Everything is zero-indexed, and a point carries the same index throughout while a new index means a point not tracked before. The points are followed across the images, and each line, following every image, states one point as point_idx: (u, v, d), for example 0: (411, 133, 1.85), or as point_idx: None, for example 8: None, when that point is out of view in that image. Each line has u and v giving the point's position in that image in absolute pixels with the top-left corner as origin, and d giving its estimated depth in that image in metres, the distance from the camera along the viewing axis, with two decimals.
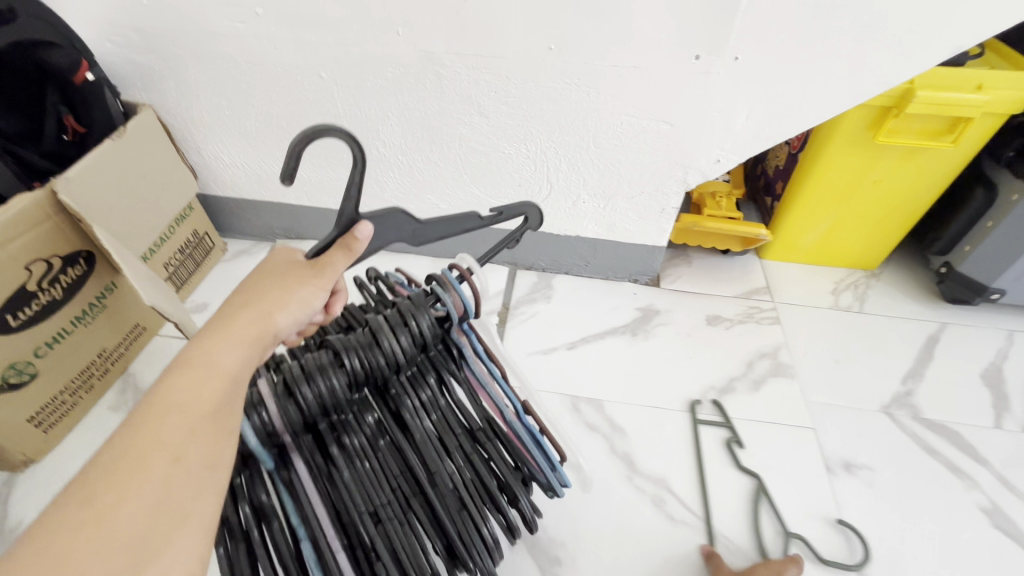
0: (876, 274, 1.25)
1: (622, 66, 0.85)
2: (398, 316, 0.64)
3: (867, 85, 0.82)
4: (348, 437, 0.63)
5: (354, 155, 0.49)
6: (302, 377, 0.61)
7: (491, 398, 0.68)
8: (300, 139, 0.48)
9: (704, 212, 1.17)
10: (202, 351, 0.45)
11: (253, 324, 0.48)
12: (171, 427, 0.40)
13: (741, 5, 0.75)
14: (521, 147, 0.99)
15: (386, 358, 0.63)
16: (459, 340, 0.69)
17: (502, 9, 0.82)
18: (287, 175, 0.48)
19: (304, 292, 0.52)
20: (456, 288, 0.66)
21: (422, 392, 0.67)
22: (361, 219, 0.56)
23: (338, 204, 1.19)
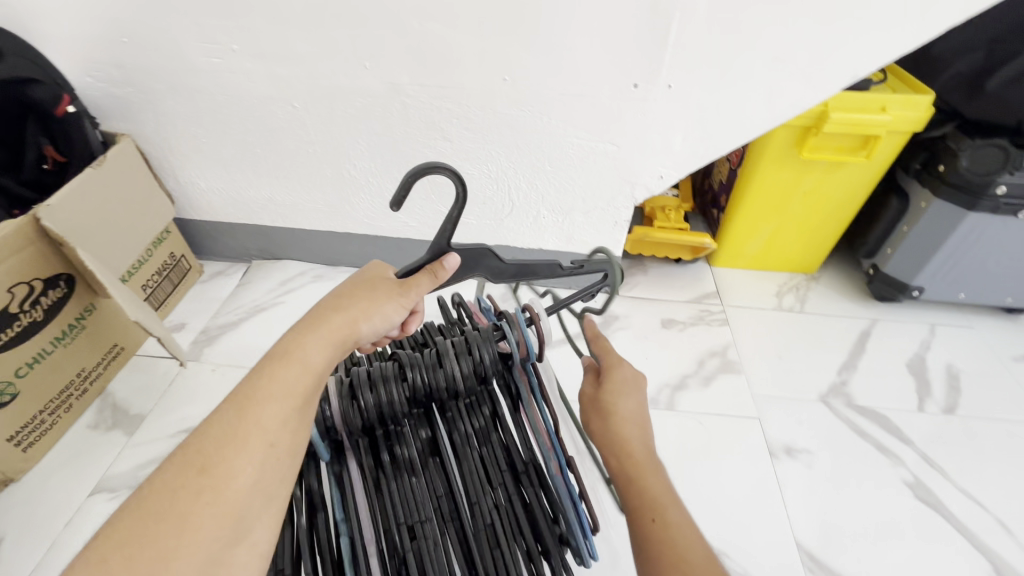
0: (816, 277, 1.36)
1: (569, 95, 0.95)
2: (465, 344, 0.67)
3: (784, 108, 0.93)
4: (400, 448, 0.65)
5: (457, 191, 0.52)
6: (367, 382, 0.64)
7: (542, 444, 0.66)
8: (413, 173, 0.50)
9: (655, 224, 1.27)
10: (296, 348, 0.51)
11: (342, 328, 0.54)
12: (268, 417, 0.47)
13: (669, 41, 0.86)
14: (482, 168, 1.08)
15: (447, 382, 0.65)
16: (520, 379, 0.70)
17: (459, 46, 0.90)
18: (396, 204, 0.51)
19: (388, 307, 0.57)
20: (523, 327, 0.68)
21: (476, 420, 0.68)
22: (450, 249, 0.61)
23: (312, 225, 1.25)
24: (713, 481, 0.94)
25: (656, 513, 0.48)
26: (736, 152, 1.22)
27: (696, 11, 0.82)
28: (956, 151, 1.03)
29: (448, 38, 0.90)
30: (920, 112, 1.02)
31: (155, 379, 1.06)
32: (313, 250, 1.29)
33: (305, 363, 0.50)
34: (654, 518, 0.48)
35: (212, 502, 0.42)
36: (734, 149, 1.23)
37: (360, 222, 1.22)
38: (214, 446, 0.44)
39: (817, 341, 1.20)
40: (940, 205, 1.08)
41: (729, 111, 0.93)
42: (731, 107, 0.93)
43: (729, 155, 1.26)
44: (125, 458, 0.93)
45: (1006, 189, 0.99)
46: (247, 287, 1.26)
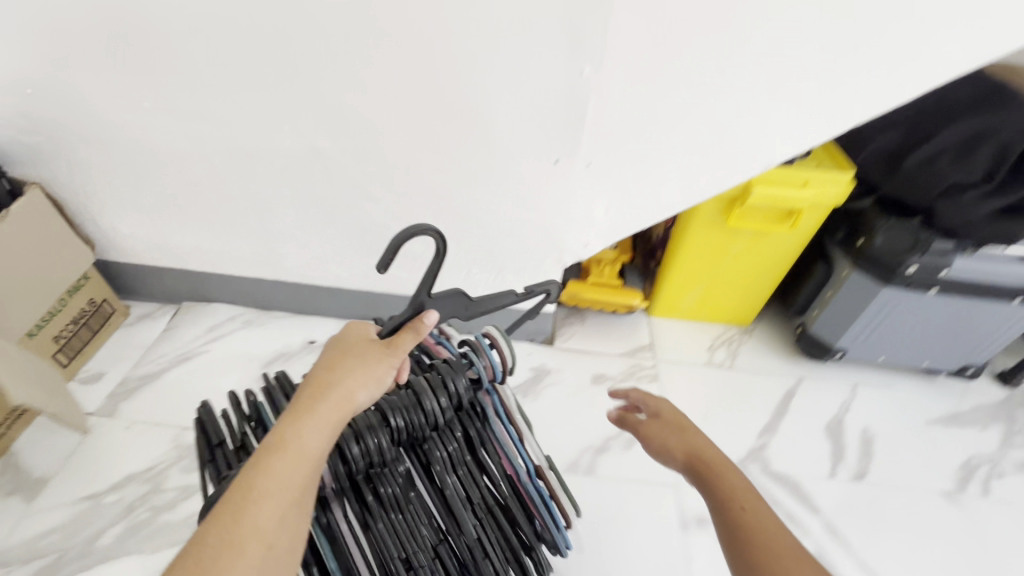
0: (749, 330, 1.38)
1: (493, 166, 0.94)
2: (439, 378, 0.77)
3: (702, 189, 0.93)
4: (384, 487, 0.72)
5: (440, 249, 0.64)
6: (349, 437, 0.71)
7: (510, 457, 0.77)
8: (401, 236, 0.61)
9: (588, 279, 1.27)
10: (293, 436, 0.55)
11: (335, 404, 0.58)
12: (264, 515, 0.50)
13: (586, 122, 0.85)
14: (410, 227, 1.07)
15: (427, 417, 0.75)
16: (483, 399, 0.81)
17: (378, 115, 0.89)
18: (385, 264, 0.62)
19: (378, 369, 0.62)
20: (487, 351, 0.81)
21: (450, 446, 0.77)
22: (427, 306, 0.69)
23: (241, 271, 1.22)
24: (625, 554, 0.95)
25: (746, 502, 0.60)
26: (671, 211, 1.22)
27: (612, 96, 0.82)
28: (873, 228, 1.05)
29: (366, 107, 0.88)
30: (855, 176, 1.08)
31: (61, 439, 1.02)
32: (244, 294, 1.27)
33: (302, 450, 0.55)
34: (744, 506, 0.60)
35: None
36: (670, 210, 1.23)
37: (291, 271, 1.20)
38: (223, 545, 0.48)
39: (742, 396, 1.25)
40: (859, 277, 1.11)
41: (650, 187, 0.94)
42: (651, 184, 0.94)
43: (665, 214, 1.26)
44: (23, 527, 0.91)
45: (916, 269, 1.02)
46: (172, 333, 1.23)
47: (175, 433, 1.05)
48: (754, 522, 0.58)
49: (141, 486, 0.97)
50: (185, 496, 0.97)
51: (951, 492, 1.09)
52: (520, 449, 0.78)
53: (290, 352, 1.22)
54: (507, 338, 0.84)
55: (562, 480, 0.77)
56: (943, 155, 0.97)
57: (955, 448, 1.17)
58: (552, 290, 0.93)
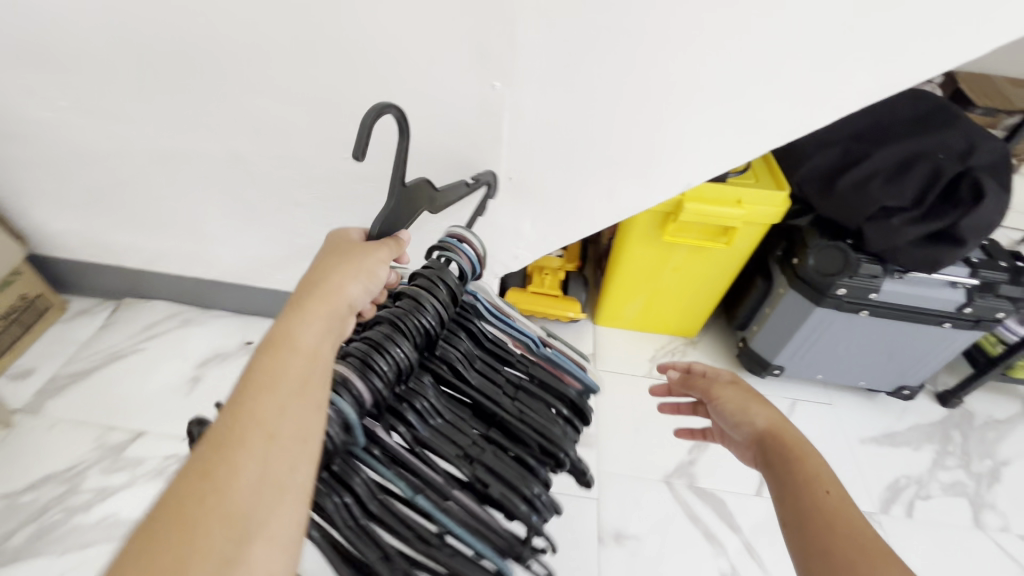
0: (694, 342, 1.38)
1: (415, 176, 0.93)
2: (427, 279, 0.61)
3: (626, 207, 0.92)
4: (420, 401, 0.56)
5: (402, 120, 0.55)
6: (367, 349, 0.54)
7: (510, 334, 0.66)
8: (368, 118, 0.51)
9: (529, 287, 1.27)
10: (287, 324, 0.42)
11: (330, 289, 0.45)
12: (272, 396, 0.38)
13: (504, 137, 0.84)
14: (340, 233, 1.06)
15: (436, 317, 0.59)
16: (467, 298, 0.67)
17: (294, 122, 0.88)
18: (360, 152, 0.50)
19: (367, 262, 0.49)
20: (460, 247, 0.67)
21: (463, 344, 0.63)
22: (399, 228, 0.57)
23: (178, 270, 1.21)
24: None
25: (828, 485, 0.51)
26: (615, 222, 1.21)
27: (527, 113, 0.81)
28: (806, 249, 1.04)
29: (282, 114, 0.87)
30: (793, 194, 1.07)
31: None
32: (183, 292, 1.26)
33: (299, 338, 0.41)
34: (828, 491, 0.51)
35: (223, 504, 0.33)
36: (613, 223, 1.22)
37: (227, 272, 1.19)
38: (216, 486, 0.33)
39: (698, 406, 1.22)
40: (795, 295, 1.10)
41: (574, 202, 0.93)
42: (575, 199, 0.92)
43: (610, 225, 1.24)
44: None
45: (845, 291, 1.02)
46: (109, 330, 1.22)
47: (98, 433, 1.05)
48: (833, 510, 0.49)
49: (58, 487, 0.98)
50: (101, 498, 0.97)
51: (875, 514, 1.09)
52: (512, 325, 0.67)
53: (226, 352, 1.21)
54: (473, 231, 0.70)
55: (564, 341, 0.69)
56: (877, 177, 0.96)
57: (886, 469, 1.17)
58: (491, 185, 0.87)
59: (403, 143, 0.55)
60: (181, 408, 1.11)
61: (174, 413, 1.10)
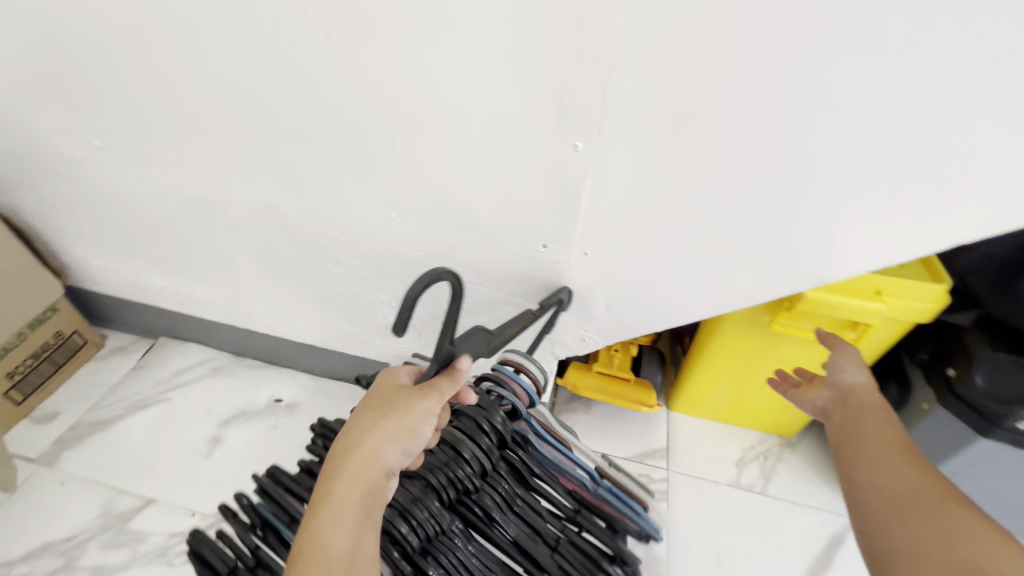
0: (792, 443, 1.13)
1: (469, 244, 0.77)
2: (470, 424, 0.64)
3: (730, 299, 0.72)
4: (445, 556, 0.59)
5: (456, 289, 0.51)
6: (395, 513, 0.59)
7: (566, 471, 0.68)
8: (415, 289, 0.47)
9: (594, 366, 1.07)
10: (323, 524, 0.45)
11: (363, 465, 0.46)
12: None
13: (582, 208, 0.67)
14: (380, 295, 0.92)
15: (471, 468, 0.62)
16: (519, 427, 0.69)
17: (334, 176, 0.75)
18: (401, 327, 0.48)
19: (406, 420, 0.48)
20: (516, 378, 0.70)
21: (503, 487, 0.64)
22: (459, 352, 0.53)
23: (212, 316, 1.12)
24: None
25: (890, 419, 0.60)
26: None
27: (614, 183, 0.63)
28: (971, 362, 0.80)
29: (322, 167, 0.74)
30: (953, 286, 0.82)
31: None
32: (217, 338, 1.17)
33: (330, 542, 0.44)
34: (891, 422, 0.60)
35: None
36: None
37: (260, 323, 1.08)
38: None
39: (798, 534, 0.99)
40: (945, 415, 0.85)
41: (664, 288, 0.74)
42: (664, 285, 0.73)
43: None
44: None
45: None
46: (138, 373, 1.15)
47: (107, 497, 0.96)
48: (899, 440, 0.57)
49: (55, 560, 0.89)
50: None
51: None
52: (569, 456, 0.68)
53: (251, 411, 1.10)
54: (530, 357, 0.73)
55: (626, 471, 0.70)
56: None
57: None
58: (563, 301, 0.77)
59: (456, 308, 0.51)
60: (196, 475, 1.00)
61: (188, 480, 0.99)
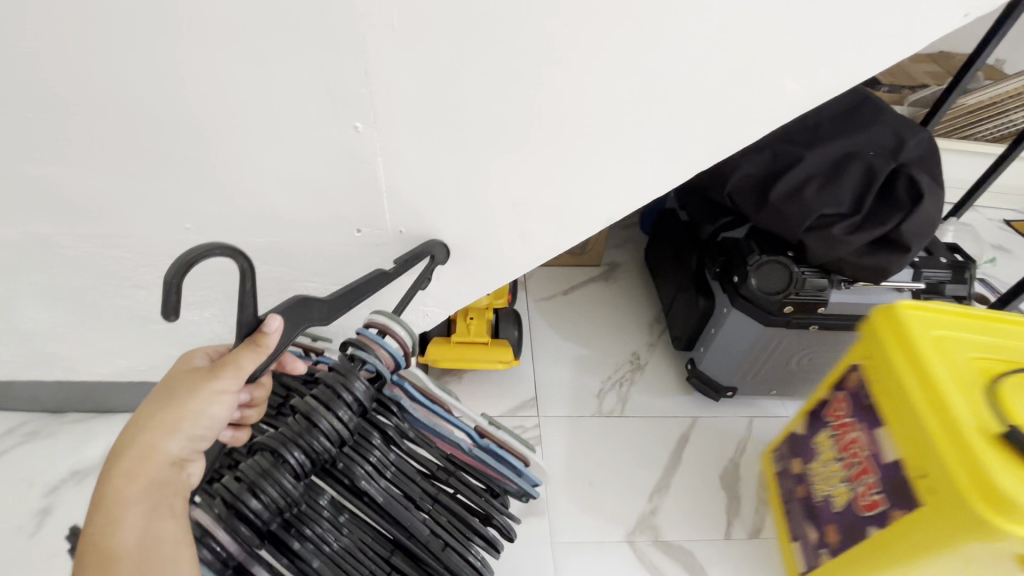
0: (642, 365, 1.28)
1: (283, 242, 0.75)
2: (327, 393, 0.65)
3: (544, 252, 0.79)
4: (310, 526, 0.65)
5: (241, 267, 0.50)
6: (244, 491, 0.62)
7: (445, 435, 0.74)
8: (175, 273, 0.46)
9: (452, 337, 1.12)
10: (104, 525, 0.47)
11: (142, 457, 0.50)
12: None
13: (383, 187, 0.68)
14: (205, 313, 0.86)
15: (329, 438, 0.65)
16: (394, 394, 0.74)
17: (106, 193, 0.68)
18: (170, 311, 0.46)
19: (193, 404, 0.52)
20: (381, 343, 0.71)
21: (371, 456, 0.69)
22: (268, 313, 0.55)
23: (6, 375, 0.96)
24: None
25: None
26: (869, 484, 0.81)
27: (405, 160, 0.66)
28: (749, 266, 0.95)
29: (89, 184, 0.67)
30: None
31: None
32: (23, 399, 1.01)
33: (114, 541, 0.47)
34: None
35: None
36: (867, 484, 0.81)
37: (71, 370, 0.95)
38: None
39: (653, 441, 1.13)
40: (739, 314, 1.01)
41: (483, 251, 0.78)
42: (483, 249, 0.78)
43: (853, 480, 0.84)
44: None
45: (793, 308, 0.95)
46: None
47: None
48: None
49: None
50: None
51: None
52: (448, 421, 0.74)
53: (85, 468, 0.98)
54: (396, 319, 0.72)
55: (505, 429, 0.75)
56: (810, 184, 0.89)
57: None
58: (438, 253, 0.75)
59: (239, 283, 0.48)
60: (23, 556, 0.88)
61: (12, 565, 0.87)
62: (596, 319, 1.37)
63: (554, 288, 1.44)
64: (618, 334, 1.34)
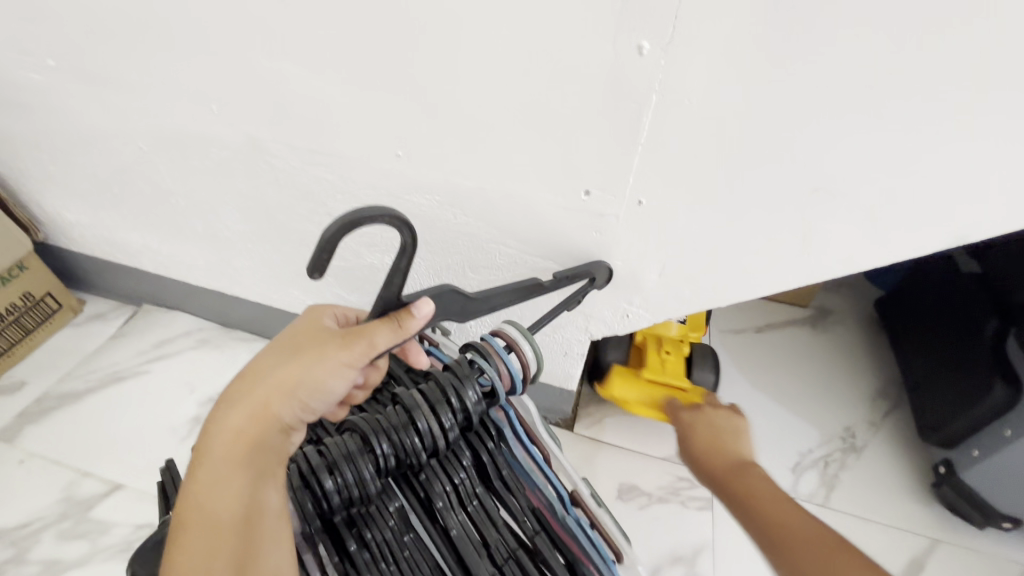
0: (858, 448, 0.98)
1: (492, 192, 0.62)
2: (436, 391, 0.53)
3: (823, 268, 0.57)
4: (371, 531, 0.50)
5: (405, 241, 0.41)
6: (321, 466, 0.50)
7: (538, 486, 0.53)
8: (335, 232, 0.39)
9: (644, 373, 0.91)
10: (204, 490, 0.39)
11: (250, 419, 0.41)
12: (194, 550, 0.38)
13: (642, 137, 0.52)
14: (384, 258, 0.78)
15: (422, 441, 0.52)
16: (495, 416, 0.56)
17: (328, 101, 0.60)
18: (317, 270, 0.40)
19: (319, 371, 0.41)
20: (505, 358, 0.55)
21: (456, 477, 0.53)
22: (422, 294, 0.45)
23: (195, 280, 0.99)
24: None
25: None
26: None
27: (689, 102, 0.48)
28: None
29: (313, 87, 0.59)
30: None
31: None
32: (204, 307, 1.04)
33: (217, 508, 0.39)
34: None
35: None
36: None
37: (249, 289, 0.95)
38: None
39: None
40: None
41: (738, 251, 0.59)
42: (740, 247, 0.58)
43: None
44: None
45: None
46: (117, 344, 1.03)
47: (72, 479, 0.85)
48: None
49: (13, 546, 0.79)
50: (48, 573, 0.77)
51: None
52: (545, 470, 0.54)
53: None
54: (529, 337, 0.57)
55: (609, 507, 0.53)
56: None
57: None
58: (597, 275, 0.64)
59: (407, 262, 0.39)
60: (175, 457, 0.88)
61: (165, 464, 0.87)
62: (799, 372, 1.09)
63: (745, 322, 1.18)
64: (826, 400, 1.05)
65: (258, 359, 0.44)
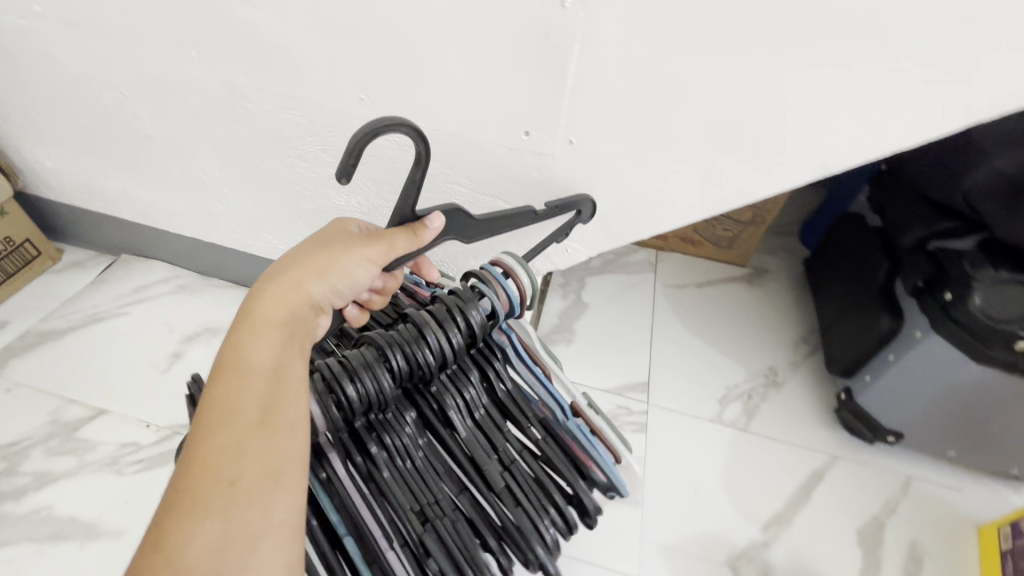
0: (778, 383, 1.11)
1: (446, 134, 0.71)
2: (443, 311, 0.57)
3: (723, 199, 0.68)
4: (390, 436, 0.56)
5: (418, 152, 0.48)
6: (344, 374, 0.54)
7: (541, 398, 0.60)
8: (362, 136, 0.45)
9: None
10: (242, 340, 0.45)
11: (287, 290, 0.48)
12: (230, 388, 0.43)
13: (569, 82, 0.61)
14: (351, 200, 0.86)
15: (433, 356, 0.56)
16: (497, 339, 0.62)
17: (298, 47, 0.68)
18: (346, 174, 0.47)
19: (346, 260, 0.50)
20: (503, 283, 0.60)
21: (466, 391, 0.58)
22: (433, 209, 0.55)
23: (173, 227, 1.05)
24: None
25: None
26: None
27: (606, 50, 0.58)
28: (969, 280, 0.77)
29: (284, 34, 0.67)
30: None
31: None
32: (182, 255, 1.10)
33: (255, 355, 0.45)
34: None
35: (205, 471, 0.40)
36: None
37: (225, 235, 1.02)
38: (216, 497, 0.39)
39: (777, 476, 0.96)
40: (936, 342, 0.83)
41: (655, 187, 0.69)
42: (655, 182, 0.68)
43: None
44: None
45: None
46: (96, 288, 1.08)
47: (57, 405, 0.91)
48: None
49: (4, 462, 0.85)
50: (38, 484, 0.83)
51: None
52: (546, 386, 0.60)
53: (216, 327, 1.05)
54: (525, 265, 0.62)
55: (604, 415, 0.61)
56: None
57: None
58: (585, 211, 0.72)
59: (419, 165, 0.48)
60: (156, 386, 0.95)
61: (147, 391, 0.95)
62: (733, 321, 1.22)
63: (688, 278, 1.30)
64: (755, 344, 1.17)
65: (295, 249, 0.52)
